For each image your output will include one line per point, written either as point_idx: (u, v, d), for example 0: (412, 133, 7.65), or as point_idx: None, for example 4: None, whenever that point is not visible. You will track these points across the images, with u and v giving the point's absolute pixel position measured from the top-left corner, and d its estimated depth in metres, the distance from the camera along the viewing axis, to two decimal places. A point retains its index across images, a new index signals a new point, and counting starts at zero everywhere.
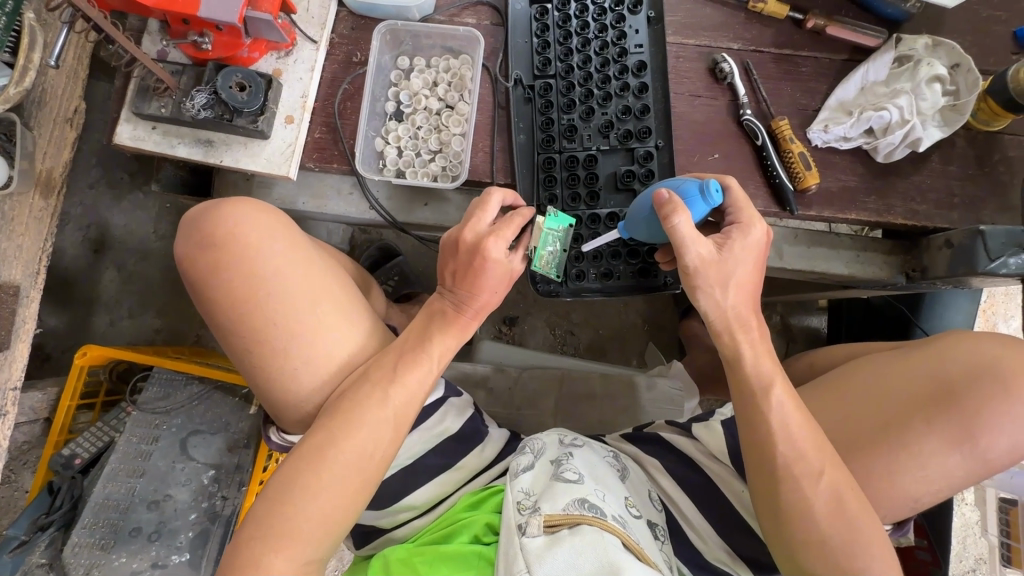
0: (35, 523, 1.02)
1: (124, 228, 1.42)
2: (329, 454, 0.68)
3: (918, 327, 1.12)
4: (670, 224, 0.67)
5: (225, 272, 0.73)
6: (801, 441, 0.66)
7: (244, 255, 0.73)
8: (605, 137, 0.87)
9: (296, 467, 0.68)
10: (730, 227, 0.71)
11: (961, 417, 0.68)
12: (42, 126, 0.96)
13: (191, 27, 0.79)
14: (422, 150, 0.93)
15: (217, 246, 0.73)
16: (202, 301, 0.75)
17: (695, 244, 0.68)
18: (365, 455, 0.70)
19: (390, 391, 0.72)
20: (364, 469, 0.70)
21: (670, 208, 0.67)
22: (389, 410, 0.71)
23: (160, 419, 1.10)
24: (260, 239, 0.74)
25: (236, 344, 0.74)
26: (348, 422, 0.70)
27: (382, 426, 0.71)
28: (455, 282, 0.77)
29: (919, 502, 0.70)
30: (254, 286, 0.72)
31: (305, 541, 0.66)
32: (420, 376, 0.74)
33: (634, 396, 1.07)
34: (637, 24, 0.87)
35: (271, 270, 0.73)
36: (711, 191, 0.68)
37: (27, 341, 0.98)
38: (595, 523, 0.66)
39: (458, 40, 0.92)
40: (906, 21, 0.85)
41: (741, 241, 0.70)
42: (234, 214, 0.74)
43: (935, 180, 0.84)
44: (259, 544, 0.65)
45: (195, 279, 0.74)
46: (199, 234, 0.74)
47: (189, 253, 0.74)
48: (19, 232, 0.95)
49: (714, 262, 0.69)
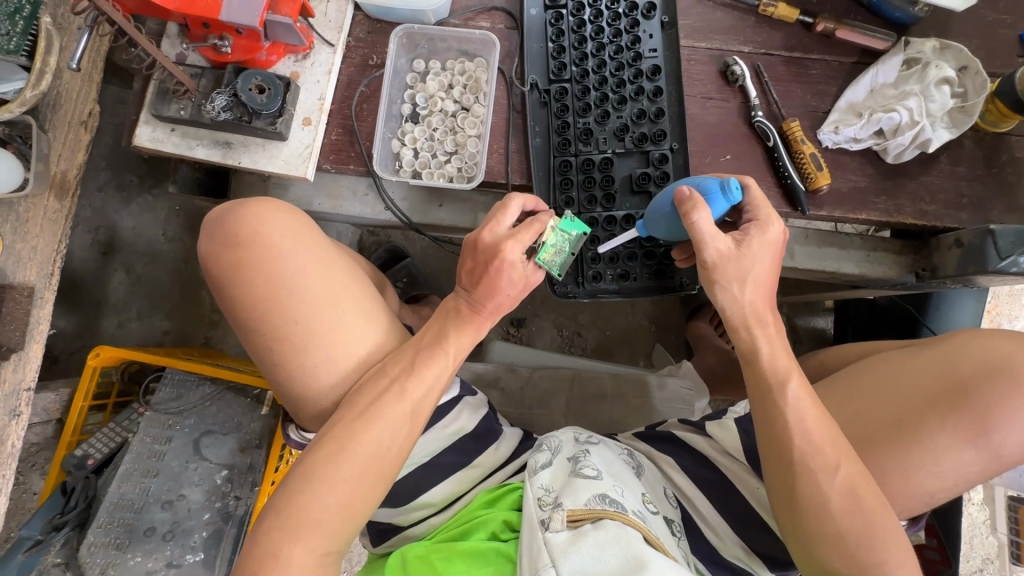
0: (50, 523, 1.02)
1: (134, 230, 1.42)
2: (352, 446, 0.69)
3: (925, 327, 1.13)
4: (691, 220, 0.68)
5: (247, 271, 0.74)
6: (817, 434, 0.67)
7: (266, 255, 0.74)
8: (620, 140, 0.88)
9: (318, 458, 0.69)
10: (748, 224, 0.73)
11: (975, 413, 0.69)
12: (58, 128, 0.97)
13: (211, 30, 0.80)
14: (438, 151, 0.94)
15: (241, 244, 0.74)
16: (223, 298, 0.76)
17: (715, 241, 0.69)
18: (385, 448, 0.71)
19: (410, 387, 0.73)
20: (384, 462, 0.70)
21: (691, 204, 0.68)
22: (408, 405, 0.72)
23: (173, 420, 1.10)
24: (283, 239, 0.75)
25: (257, 341, 0.75)
26: (369, 416, 0.71)
27: (402, 420, 0.72)
28: (473, 281, 0.78)
29: (933, 497, 0.71)
30: (276, 284, 0.73)
31: (325, 531, 0.67)
32: (439, 373, 0.75)
33: (645, 395, 1.07)
34: (650, 29, 0.89)
35: (294, 269, 0.74)
36: (732, 188, 0.69)
37: (41, 342, 0.98)
38: (616, 517, 0.67)
39: (473, 44, 0.94)
40: (914, 25, 0.87)
41: (758, 237, 0.71)
42: (257, 214, 0.76)
43: (944, 180, 0.85)
44: (280, 534, 0.65)
45: (217, 277, 0.75)
46: (222, 234, 0.75)
47: (212, 252, 0.76)
48: (34, 233, 0.95)
49: (733, 257, 0.70)
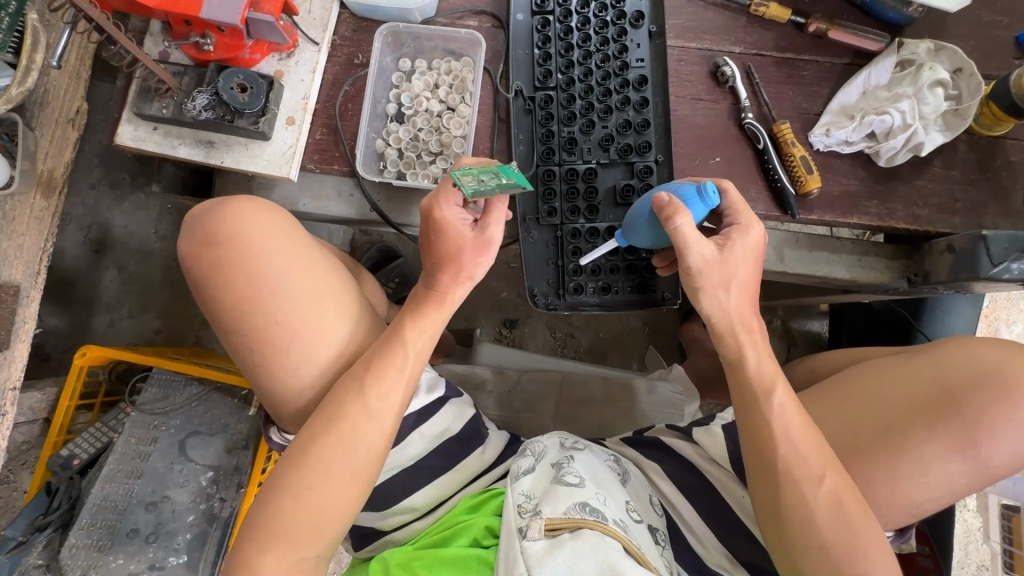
0: (33, 524, 1.01)
1: (125, 229, 1.41)
2: (312, 452, 0.69)
3: (919, 332, 1.12)
4: (674, 227, 0.67)
5: (228, 271, 0.72)
6: (801, 447, 0.65)
7: (247, 255, 0.72)
8: (604, 150, 0.86)
9: (293, 465, 0.69)
10: (728, 228, 0.72)
11: (964, 423, 0.68)
12: (45, 126, 0.96)
13: (193, 28, 0.79)
14: (422, 151, 0.92)
15: (221, 244, 0.73)
16: (204, 297, 0.74)
17: (698, 248, 0.68)
18: (359, 449, 0.70)
19: (369, 386, 0.71)
20: (358, 462, 0.70)
21: (671, 211, 0.67)
22: (368, 404, 0.71)
23: (159, 420, 1.09)
24: (265, 239, 0.74)
25: (237, 341, 0.74)
26: (329, 420, 0.70)
27: (362, 420, 0.71)
28: (432, 262, 0.78)
29: (920, 508, 0.69)
30: (257, 284, 0.72)
31: (301, 537, 0.67)
32: (397, 369, 0.73)
33: (634, 399, 1.06)
34: (638, 38, 0.87)
35: (275, 268, 0.73)
36: (710, 192, 0.68)
37: (27, 341, 0.98)
38: (595, 527, 0.65)
39: (459, 43, 0.92)
40: (908, 25, 0.85)
41: (739, 241, 0.70)
42: (239, 212, 0.74)
43: (937, 184, 0.84)
44: (252, 545, 0.66)
45: (197, 277, 0.74)
46: (202, 232, 0.74)
47: (192, 250, 0.74)
48: (20, 232, 0.95)
49: (716, 263, 0.69)
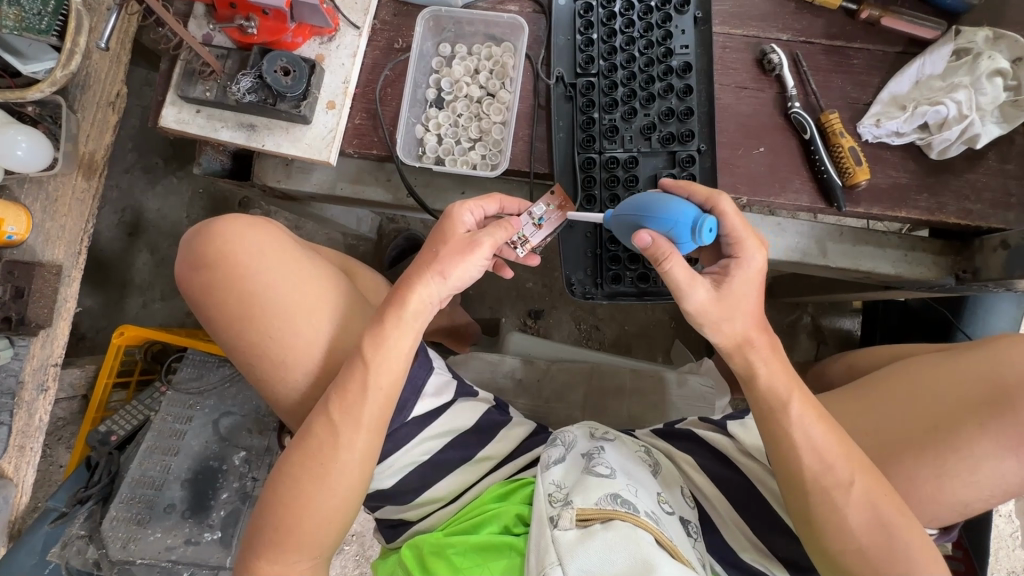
0: (74, 496, 1.05)
1: (158, 212, 1.43)
2: (289, 470, 0.69)
3: (960, 331, 1.09)
4: (663, 270, 0.66)
5: (220, 291, 0.73)
6: (828, 455, 0.65)
7: (235, 274, 0.73)
8: (646, 139, 0.85)
9: (284, 480, 0.69)
10: (727, 260, 0.70)
11: (1015, 422, 0.66)
12: (87, 109, 0.95)
13: (239, 11, 0.80)
14: (461, 137, 0.93)
15: (211, 266, 0.73)
16: (203, 316, 0.76)
17: (691, 290, 0.67)
18: (333, 465, 0.68)
19: (334, 404, 0.69)
20: (336, 482, 0.68)
21: (660, 253, 0.66)
22: (334, 420, 0.68)
23: (194, 399, 1.11)
24: (252, 256, 0.73)
25: (239, 357, 0.75)
26: (302, 438, 0.70)
27: (331, 442, 0.68)
28: (416, 261, 0.73)
29: (967, 507, 0.68)
30: (249, 302, 0.73)
31: (289, 548, 0.68)
32: (359, 388, 0.69)
33: (662, 392, 1.05)
34: (683, 24, 0.85)
35: (265, 284, 0.73)
36: (703, 230, 0.66)
37: (68, 320, 0.97)
38: (626, 518, 0.64)
39: (500, 28, 0.92)
40: (964, 13, 0.83)
41: (739, 276, 0.69)
42: (225, 230, 0.74)
43: (991, 177, 0.81)
44: (253, 553, 0.69)
45: (194, 299, 0.75)
46: (191, 256, 0.75)
47: (186, 274, 0.76)
48: (63, 212, 0.95)
49: (717, 302, 0.68)
